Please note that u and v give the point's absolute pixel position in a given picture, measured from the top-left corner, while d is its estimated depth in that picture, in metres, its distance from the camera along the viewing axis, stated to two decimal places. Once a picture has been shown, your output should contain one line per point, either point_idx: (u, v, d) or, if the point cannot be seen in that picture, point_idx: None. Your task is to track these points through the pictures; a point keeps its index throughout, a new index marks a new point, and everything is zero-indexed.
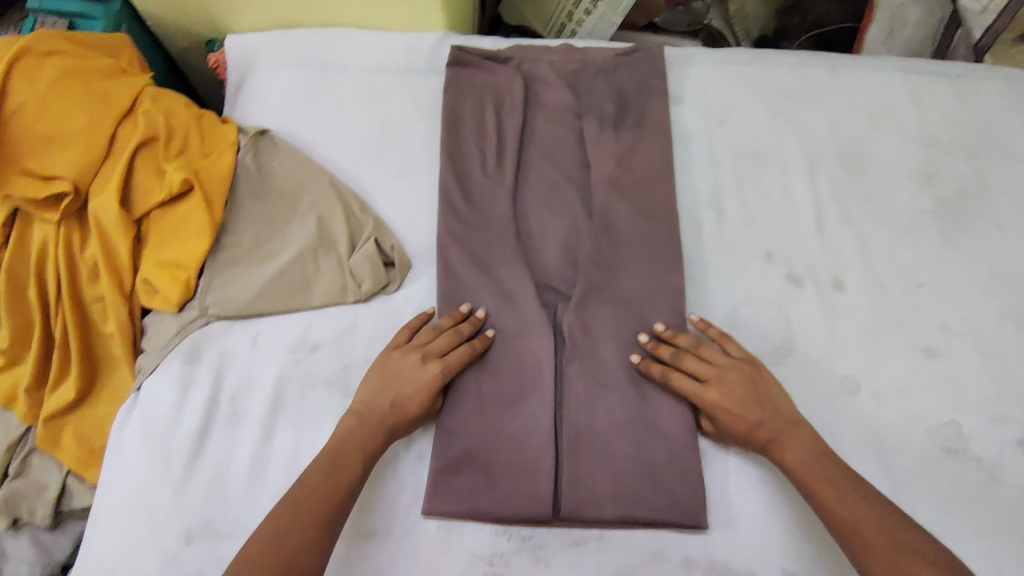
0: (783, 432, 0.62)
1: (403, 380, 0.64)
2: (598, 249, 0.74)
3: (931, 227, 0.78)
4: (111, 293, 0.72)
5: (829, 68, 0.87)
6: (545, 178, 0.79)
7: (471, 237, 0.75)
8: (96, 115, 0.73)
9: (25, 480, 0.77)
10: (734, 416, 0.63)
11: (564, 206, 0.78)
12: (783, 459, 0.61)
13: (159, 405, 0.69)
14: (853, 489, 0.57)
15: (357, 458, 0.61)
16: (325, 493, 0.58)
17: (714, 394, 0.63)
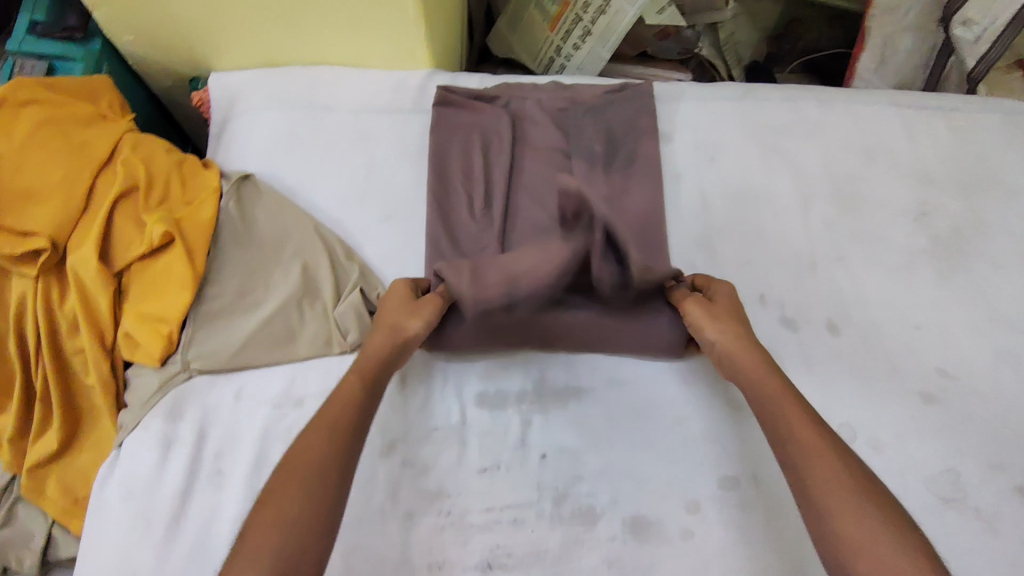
0: (783, 385, 0.58)
1: (401, 300, 0.66)
2: (585, 294, 0.72)
3: (926, 267, 0.77)
4: (92, 347, 0.71)
5: (821, 102, 0.85)
6: (532, 218, 0.77)
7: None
8: (74, 166, 0.71)
9: (11, 529, 0.76)
10: (737, 359, 0.61)
11: (551, 246, 0.75)
12: (774, 407, 0.56)
13: (141, 466, 0.68)
14: (841, 456, 0.51)
15: (347, 409, 0.57)
16: (325, 434, 0.54)
17: (721, 328, 0.63)
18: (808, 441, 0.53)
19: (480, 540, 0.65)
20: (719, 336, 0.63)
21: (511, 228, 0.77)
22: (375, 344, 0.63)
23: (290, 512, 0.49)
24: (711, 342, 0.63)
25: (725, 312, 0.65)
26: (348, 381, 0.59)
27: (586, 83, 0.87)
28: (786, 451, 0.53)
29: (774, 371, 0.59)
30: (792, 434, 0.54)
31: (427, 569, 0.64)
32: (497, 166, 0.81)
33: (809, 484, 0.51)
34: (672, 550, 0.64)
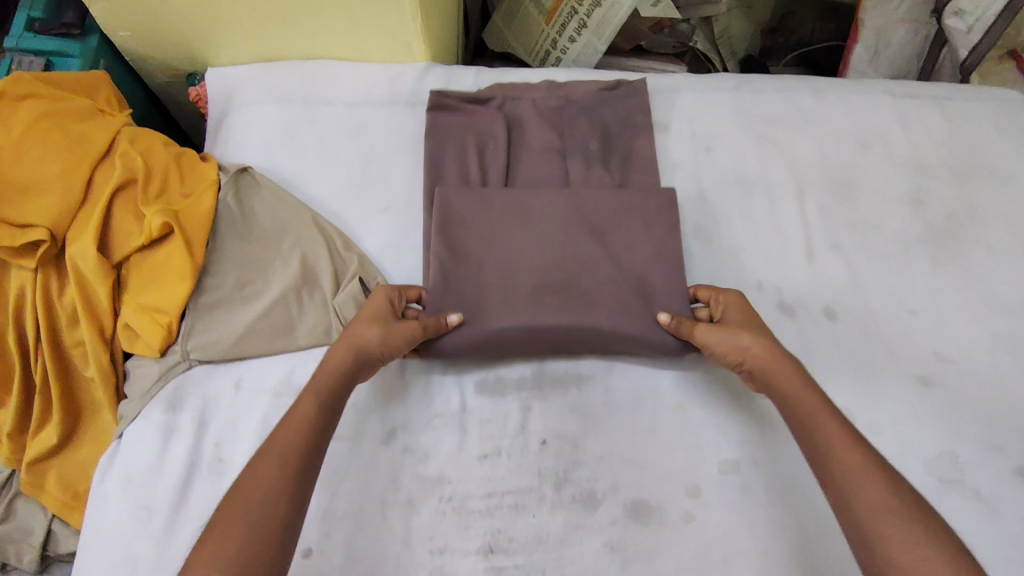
0: (819, 401, 0.58)
1: (370, 309, 0.65)
2: (586, 300, 0.70)
3: (922, 253, 0.77)
4: (92, 339, 0.71)
5: (816, 92, 0.86)
6: (529, 219, 0.74)
7: (456, 290, 0.70)
8: (73, 159, 0.71)
9: (11, 523, 0.78)
10: (773, 371, 0.61)
11: (549, 249, 0.72)
12: (817, 427, 0.56)
13: (141, 456, 0.68)
14: (890, 480, 0.51)
15: (302, 432, 0.57)
16: (276, 461, 0.55)
17: (745, 340, 0.62)
18: (854, 463, 0.52)
19: (480, 525, 0.65)
20: (745, 350, 0.62)
21: (506, 230, 0.73)
22: (334, 356, 0.62)
23: (232, 543, 0.50)
24: (737, 359, 0.63)
25: (742, 326, 0.65)
26: (304, 403, 0.59)
27: (580, 82, 0.86)
28: (831, 476, 0.53)
29: (812, 388, 0.59)
30: (835, 458, 0.53)
31: (428, 554, 0.64)
32: (493, 171, 0.80)
33: (860, 507, 0.50)
34: (671, 534, 0.65)
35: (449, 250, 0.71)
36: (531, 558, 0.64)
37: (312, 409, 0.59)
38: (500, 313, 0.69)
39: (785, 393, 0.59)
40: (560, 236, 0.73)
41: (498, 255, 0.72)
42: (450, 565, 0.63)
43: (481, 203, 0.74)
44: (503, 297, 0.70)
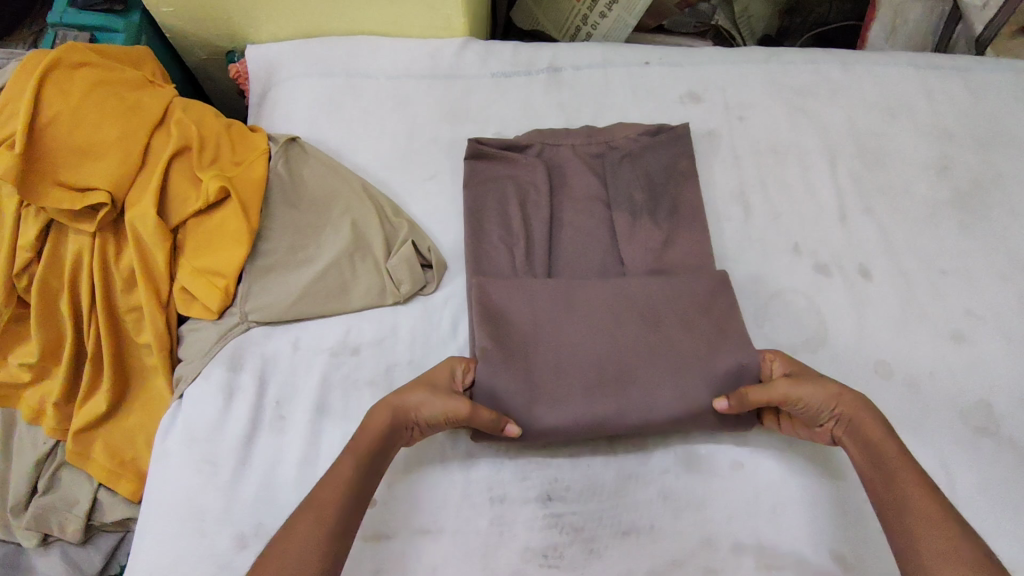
0: (899, 450, 0.57)
1: (427, 379, 0.63)
2: (643, 389, 0.65)
3: (950, 216, 0.80)
4: (149, 301, 0.72)
5: (842, 64, 0.89)
6: (577, 316, 0.68)
7: (501, 397, 0.65)
8: (129, 125, 0.73)
9: (53, 495, 0.77)
10: (861, 420, 0.59)
11: (600, 341, 0.67)
12: (891, 477, 0.56)
13: (204, 413, 0.69)
14: (960, 532, 0.51)
15: (342, 491, 0.55)
16: (315, 518, 0.53)
17: (836, 391, 0.60)
18: (928, 513, 0.52)
19: (538, 476, 0.67)
20: (836, 401, 0.60)
21: (554, 329, 0.67)
22: (378, 416, 0.60)
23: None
24: (829, 409, 0.60)
25: (824, 378, 0.62)
26: (344, 462, 0.57)
27: (621, 123, 0.84)
28: (906, 528, 0.53)
29: (892, 437, 0.58)
30: (911, 512, 0.53)
31: (488, 503, 0.66)
32: (536, 225, 0.77)
33: (933, 557, 0.50)
34: (721, 482, 0.67)
35: (494, 349, 0.66)
36: (588, 506, 0.66)
37: (353, 462, 0.57)
38: (553, 409, 0.64)
39: (866, 436, 0.58)
40: (611, 333, 0.67)
41: (546, 360, 0.66)
42: (509, 513, 0.65)
43: (525, 314, 0.68)
44: (554, 394, 0.65)
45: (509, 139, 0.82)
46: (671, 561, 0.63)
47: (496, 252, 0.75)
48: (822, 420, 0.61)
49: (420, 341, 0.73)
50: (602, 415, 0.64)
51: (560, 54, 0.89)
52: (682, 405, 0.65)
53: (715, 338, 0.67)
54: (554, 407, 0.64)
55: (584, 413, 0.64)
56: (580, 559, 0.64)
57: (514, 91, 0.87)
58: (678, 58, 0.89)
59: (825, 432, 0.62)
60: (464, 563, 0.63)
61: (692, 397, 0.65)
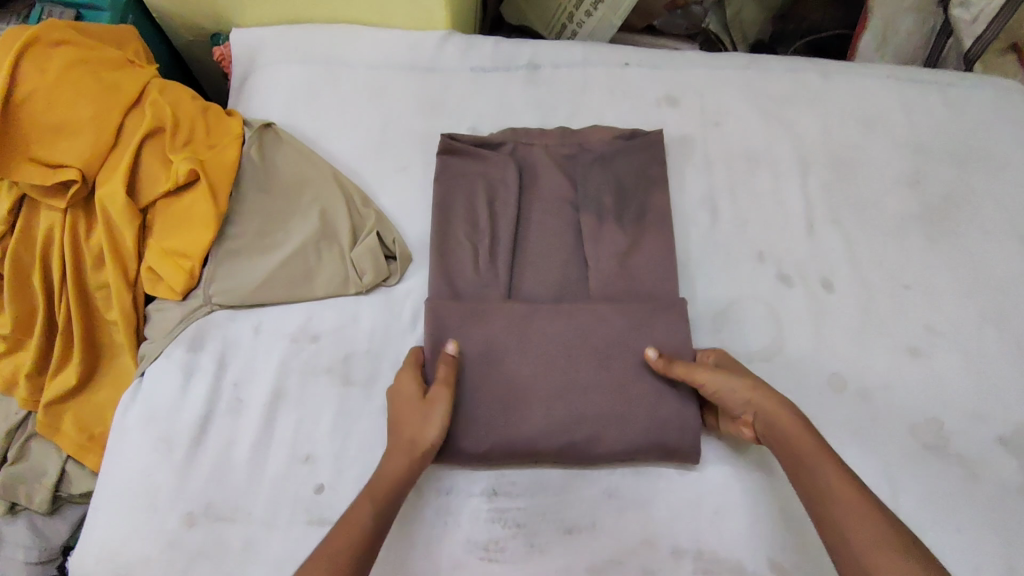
0: (818, 442, 0.58)
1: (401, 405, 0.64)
2: (587, 422, 0.67)
3: (919, 231, 0.80)
4: (116, 279, 0.74)
5: (823, 73, 0.89)
6: (529, 351, 0.69)
7: (450, 433, 0.66)
8: (104, 105, 0.74)
9: (23, 465, 0.77)
10: (777, 415, 0.61)
11: (551, 380, 0.68)
12: (815, 473, 0.57)
13: (163, 391, 0.71)
14: (887, 521, 0.53)
15: (355, 540, 0.57)
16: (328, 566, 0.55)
17: (748, 382, 0.62)
18: (854, 505, 0.54)
19: (485, 470, 0.68)
20: (749, 392, 0.62)
21: (505, 364, 0.68)
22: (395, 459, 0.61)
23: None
24: (742, 402, 0.63)
25: (744, 372, 0.65)
26: (358, 510, 0.58)
27: (596, 125, 0.84)
28: (831, 518, 0.54)
29: (807, 428, 0.60)
30: (839, 508, 0.54)
31: (434, 494, 0.67)
32: (502, 223, 0.78)
33: (865, 551, 0.51)
34: (667, 485, 0.68)
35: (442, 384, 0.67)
36: (532, 501, 0.67)
37: (369, 509, 0.58)
38: (500, 445, 0.66)
39: (785, 430, 0.60)
40: (562, 370, 0.68)
41: (497, 396, 0.67)
42: (455, 504, 0.66)
43: (478, 348, 0.69)
44: (503, 431, 0.66)
45: (482, 135, 0.82)
46: (611, 560, 0.64)
47: (460, 249, 0.76)
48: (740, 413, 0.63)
49: (380, 331, 0.74)
50: (542, 444, 0.66)
51: (540, 51, 0.89)
52: (624, 439, 0.66)
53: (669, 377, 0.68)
54: (495, 428, 0.66)
55: (526, 437, 0.66)
56: (521, 553, 0.64)
57: (491, 87, 0.87)
58: (658, 60, 0.89)
59: (747, 428, 0.64)
60: (407, 551, 0.64)
61: (634, 432, 0.66)
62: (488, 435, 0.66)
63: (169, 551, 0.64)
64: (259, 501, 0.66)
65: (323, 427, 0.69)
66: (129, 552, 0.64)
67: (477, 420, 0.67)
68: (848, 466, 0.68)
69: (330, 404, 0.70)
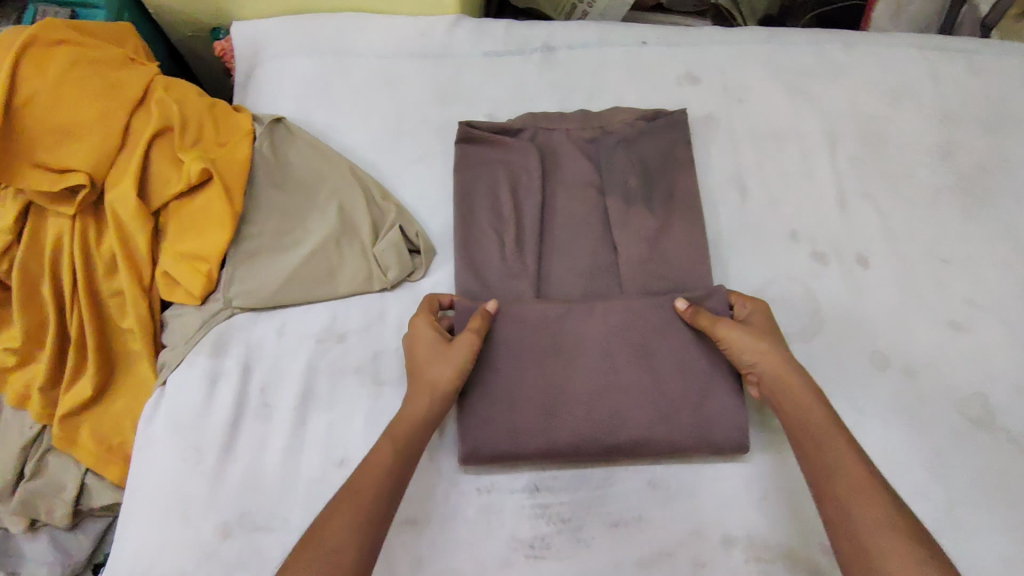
0: (827, 413, 0.57)
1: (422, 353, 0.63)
2: (627, 417, 0.65)
3: (952, 203, 0.79)
4: (131, 286, 0.71)
5: (846, 45, 0.87)
6: (567, 349, 0.67)
7: (490, 434, 0.65)
8: (109, 104, 0.71)
9: (41, 480, 0.74)
10: (785, 380, 0.60)
11: (591, 377, 0.66)
12: (819, 443, 0.55)
13: (187, 399, 0.68)
14: (889, 498, 0.51)
15: (380, 478, 0.55)
16: (353, 502, 0.53)
17: (765, 344, 0.61)
18: (859, 480, 0.52)
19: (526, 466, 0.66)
20: (761, 352, 0.61)
21: (544, 364, 0.67)
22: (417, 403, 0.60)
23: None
24: (751, 361, 0.62)
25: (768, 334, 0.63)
26: (382, 450, 0.57)
27: (617, 106, 0.82)
28: (834, 491, 0.53)
29: (820, 399, 0.58)
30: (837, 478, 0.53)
31: (476, 493, 0.65)
32: (527, 211, 0.76)
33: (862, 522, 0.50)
34: (713, 472, 0.66)
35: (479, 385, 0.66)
36: (577, 496, 0.65)
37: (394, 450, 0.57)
38: (541, 445, 0.64)
39: (795, 398, 0.59)
40: (603, 367, 0.66)
41: (538, 397, 0.66)
42: (497, 503, 0.65)
43: (515, 347, 0.67)
44: (544, 430, 0.65)
45: (501, 122, 0.80)
46: (661, 553, 0.63)
47: (486, 239, 0.74)
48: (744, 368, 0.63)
49: (408, 328, 0.71)
50: (582, 442, 0.64)
51: (555, 33, 0.87)
52: (666, 432, 0.65)
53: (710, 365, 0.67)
54: (534, 427, 0.65)
55: (565, 435, 0.64)
56: (569, 549, 0.63)
57: (507, 71, 0.85)
58: (677, 37, 0.87)
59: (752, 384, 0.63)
60: (451, 552, 0.62)
61: (675, 424, 0.65)
62: (527, 435, 0.65)
63: (204, 565, 0.62)
64: (294, 509, 0.64)
65: (356, 429, 0.67)
66: (161, 568, 0.62)
67: (514, 419, 0.65)
68: (896, 445, 0.67)
69: (363, 405, 0.68)
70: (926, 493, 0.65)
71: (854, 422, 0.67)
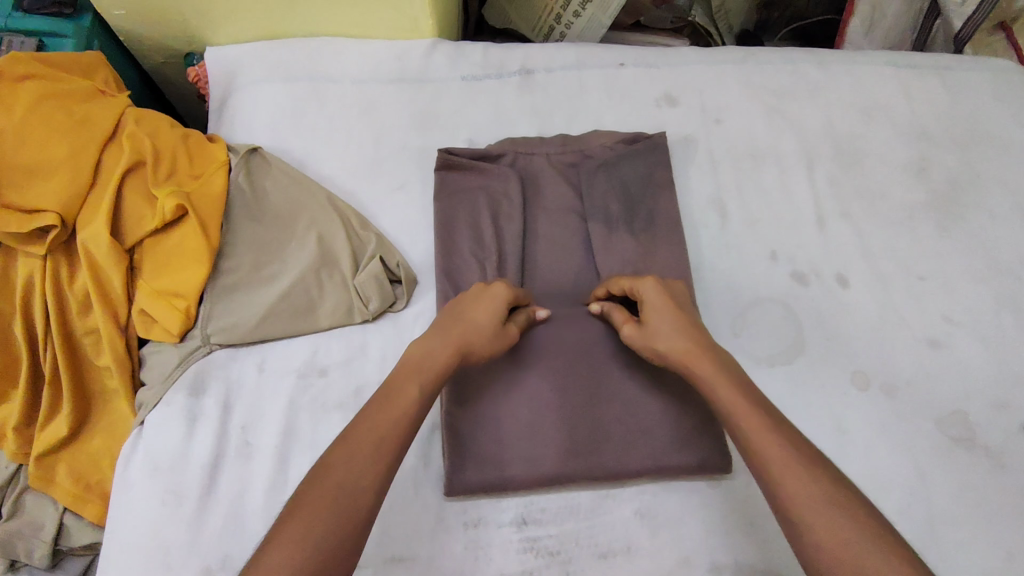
0: (731, 381, 0.55)
1: (482, 308, 0.61)
2: (614, 442, 0.66)
3: (927, 219, 0.79)
4: (106, 325, 0.69)
5: (820, 63, 0.88)
6: (548, 370, 0.67)
7: (473, 461, 0.65)
8: (78, 142, 0.69)
9: (18, 521, 0.71)
10: (694, 359, 0.58)
11: (572, 397, 0.67)
12: (737, 425, 0.53)
13: (166, 441, 0.67)
14: (807, 466, 0.49)
15: (398, 428, 0.53)
16: (373, 452, 0.51)
17: (680, 327, 0.60)
18: (775, 456, 0.50)
19: (512, 497, 0.65)
20: (667, 335, 0.60)
21: (530, 384, 0.67)
22: (443, 347, 0.58)
23: (313, 536, 0.46)
24: (669, 352, 0.59)
25: (686, 315, 0.61)
26: (406, 392, 0.55)
27: (596, 130, 0.82)
28: (768, 470, 0.50)
29: (726, 371, 0.56)
30: (760, 454, 0.51)
31: (462, 527, 0.64)
32: (508, 238, 0.75)
33: (794, 503, 0.48)
34: (700, 499, 0.66)
35: (461, 411, 0.66)
36: (564, 527, 0.64)
37: (415, 407, 0.54)
38: (525, 470, 0.64)
39: (702, 379, 0.56)
40: (587, 388, 0.67)
41: (520, 422, 0.66)
42: (485, 537, 0.64)
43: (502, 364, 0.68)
44: (526, 455, 0.65)
45: (480, 148, 0.79)
46: None
47: (467, 266, 0.73)
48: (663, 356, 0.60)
49: (391, 360, 0.71)
50: (566, 464, 0.64)
51: (532, 55, 0.86)
52: (652, 450, 0.65)
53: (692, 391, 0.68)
54: (519, 447, 0.65)
55: (550, 456, 0.65)
56: None
57: (485, 95, 0.84)
58: (654, 58, 0.87)
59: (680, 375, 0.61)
60: None
61: (659, 441, 0.66)
62: (514, 460, 0.65)
63: None
64: None
65: None
66: None
67: (498, 441, 0.65)
68: (880, 464, 0.67)
69: None
70: (909, 513, 0.65)
71: (839, 443, 0.67)
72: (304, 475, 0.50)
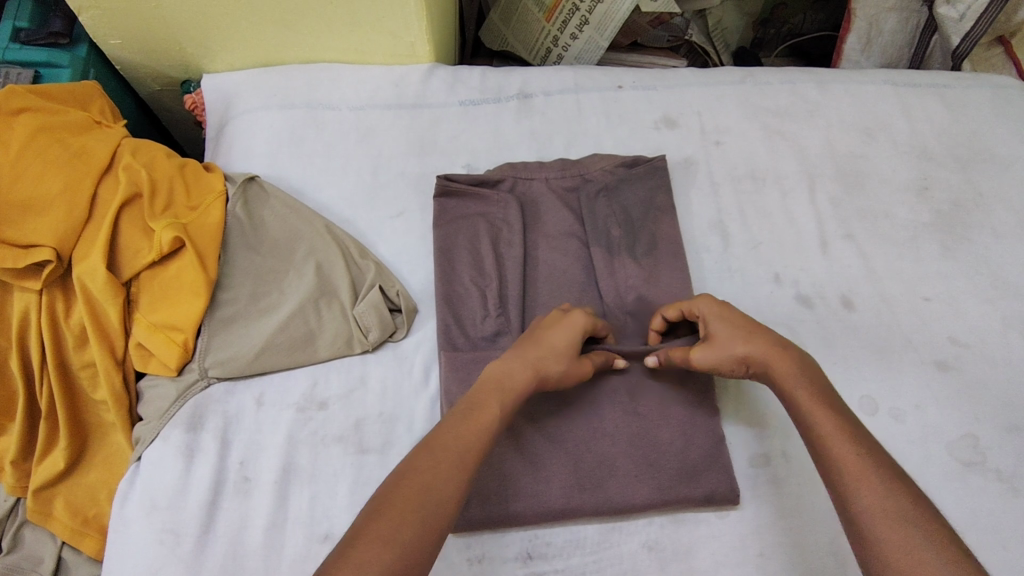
0: (814, 397, 0.56)
1: (559, 334, 0.61)
2: (620, 475, 0.64)
3: (932, 240, 0.79)
4: (102, 358, 0.68)
5: (819, 84, 0.88)
6: (551, 403, 0.67)
7: (477, 497, 0.63)
8: (74, 174, 0.69)
9: (17, 555, 0.70)
10: (779, 359, 0.59)
11: (577, 429, 0.66)
12: (815, 428, 0.54)
13: (164, 476, 0.66)
14: (884, 479, 0.49)
15: (479, 440, 0.53)
16: (456, 460, 0.51)
17: (752, 332, 0.61)
18: (851, 465, 0.50)
19: (517, 532, 0.64)
20: (743, 341, 0.60)
21: (534, 418, 0.66)
22: (520, 368, 0.58)
23: (398, 536, 0.45)
24: (745, 352, 0.60)
25: (746, 321, 0.63)
26: (490, 408, 0.55)
27: (596, 154, 0.81)
28: (843, 476, 0.50)
29: (809, 376, 0.58)
30: (838, 463, 0.51)
31: (466, 564, 0.63)
32: (508, 265, 0.74)
33: (864, 517, 0.48)
34: (706, 531, 0.65)
35: None
36: (570, 562, 0.63)
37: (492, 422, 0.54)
38: (531, 505, 0.63)
39: (785, 381, 0.58)
40: (589, 416, 0.66)
41: (523, 456, 0.65)
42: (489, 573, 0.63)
43: None
44: (532, 490, 0.64)
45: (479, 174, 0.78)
46: None
47: (467, 295, 0.72)
48: (734, 366, 0.61)
49: (391, 393, 0.70)
50: (569, 498, 0.63)
51: (530, 79, 0.86)
52: (659, 482, 0.64)
53: (693, 422, 0.67)
54: (521, 482, 0.64)
55: (554, 490, 0.64)
56: None
57: (483, 119, 0.84)
58: (652, 80, 0.87)
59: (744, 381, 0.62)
60: None
61: (666, 472, 0.65)
62: (518, 496, 0.63)
63: None
64: None
65: (341, 500, 0.65)
66: None
67: (501, 476, 0.64)
68: None
69: (346, 475, 0.66)
70: None
71: None
72: (383, 483, 0.50)
